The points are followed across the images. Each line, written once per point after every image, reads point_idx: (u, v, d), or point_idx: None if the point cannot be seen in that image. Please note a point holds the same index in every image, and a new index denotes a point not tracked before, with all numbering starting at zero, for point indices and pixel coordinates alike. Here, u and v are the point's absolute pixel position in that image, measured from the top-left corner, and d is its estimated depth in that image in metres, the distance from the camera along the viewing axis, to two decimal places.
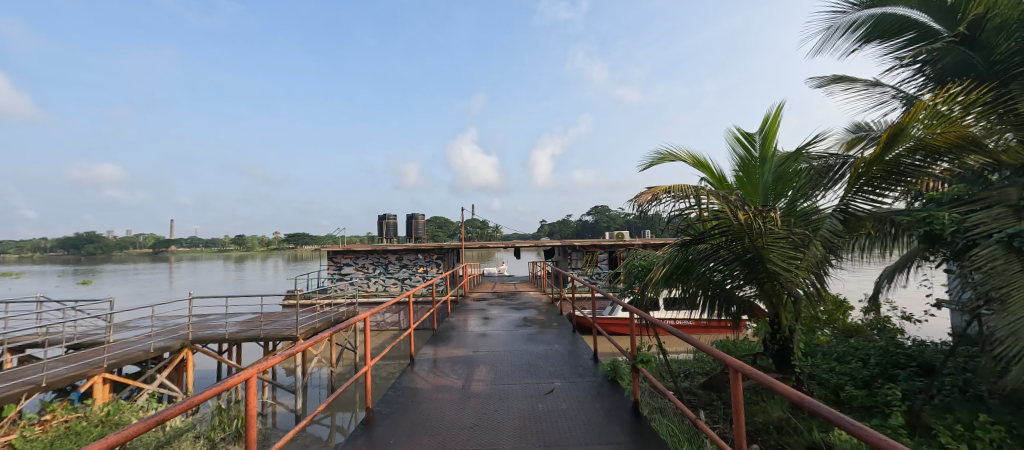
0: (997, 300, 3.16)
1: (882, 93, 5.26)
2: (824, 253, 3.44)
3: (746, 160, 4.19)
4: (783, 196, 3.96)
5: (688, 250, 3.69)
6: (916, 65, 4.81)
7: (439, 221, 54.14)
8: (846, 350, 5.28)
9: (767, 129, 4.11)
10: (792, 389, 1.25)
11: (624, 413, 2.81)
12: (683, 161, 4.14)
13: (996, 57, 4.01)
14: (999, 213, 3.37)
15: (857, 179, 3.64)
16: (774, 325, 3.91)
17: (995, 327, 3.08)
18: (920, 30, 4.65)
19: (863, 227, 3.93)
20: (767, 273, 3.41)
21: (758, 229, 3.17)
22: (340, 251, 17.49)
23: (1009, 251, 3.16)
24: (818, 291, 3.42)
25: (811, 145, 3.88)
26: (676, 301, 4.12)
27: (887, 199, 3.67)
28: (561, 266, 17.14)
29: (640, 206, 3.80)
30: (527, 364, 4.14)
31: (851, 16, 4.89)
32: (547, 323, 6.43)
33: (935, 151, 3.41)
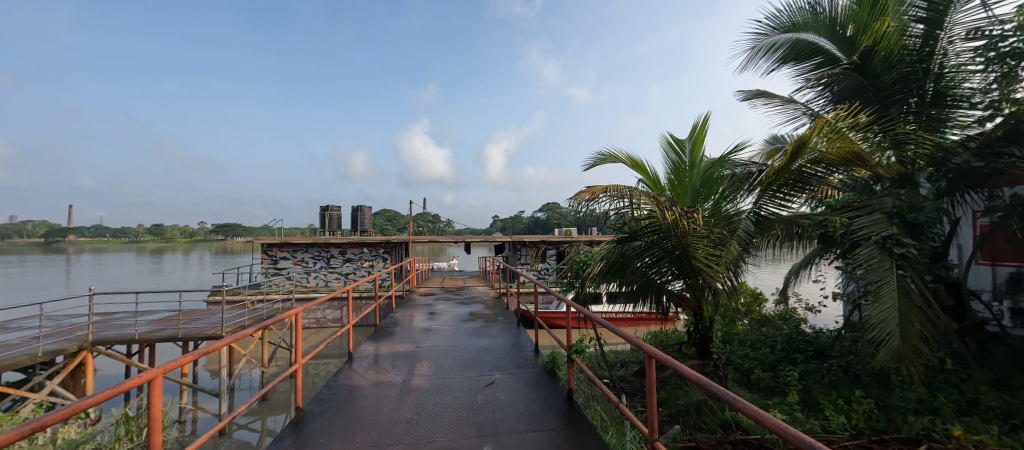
0: (871, 292, 3.75)
1: (795, 109, 5.91)
2: (738, 251, 3.85)
3: (677, 165, 4.52)
4: (710, 198, 4.31)
5: (625, 246, 3.95)
6: (820, 87, 5.45)
7: (388, 213, 52.20)
8: (759, 338, 5.95)
9: (696, 137, 4.48)
10: (695, 373, 1.46)
11: (559, 401, 2.96)
12: (622, 163, 4.37)
13: (882, 84, 4.77)
14: (877, 219, 4.03)
15: (768, 186, 4.07)
16: (697, 317, 4.27)
17: (870, 315, 3.64)
18: (826, 56, 5.20)
19: (773, 228, 4.43)
20: (693, 269, 3.71)
21: (683, 228, 3.45)
22: (275, 243, 16.30)
23: (882, 251, 3.79)
24: (734, 286, 3.80)
25: (732, 153, 4.30)
26: (614, 296, 4.37)
27: (792, 205, 4.15)
28: (510, 262, 17.36)
29: (579, 204, 4.03)
30: (471, 357, 4.19)
31: (772, 38, 5.42)
32: (493, 318, 6.50)
33: (832, 163, 3.90)
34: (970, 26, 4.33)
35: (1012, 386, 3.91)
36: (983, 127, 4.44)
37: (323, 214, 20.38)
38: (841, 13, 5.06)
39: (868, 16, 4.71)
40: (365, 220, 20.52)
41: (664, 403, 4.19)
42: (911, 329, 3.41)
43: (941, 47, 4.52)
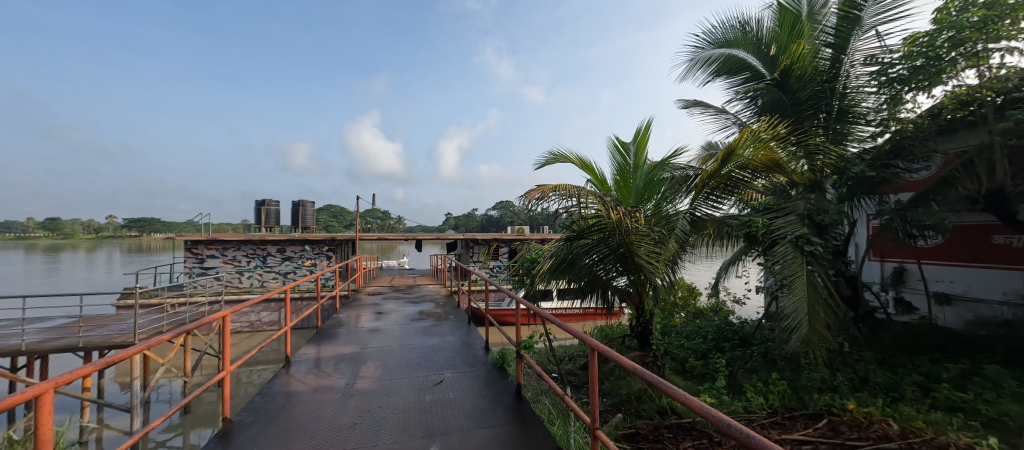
0: (786, 286, 4.21)
1: (726, 118, 6.43)
2: (676, 249, 4.15)
3: (623, 166, 4.74)
4: (651, 199, 4.57)
5: (573, 244, 4.07)
6: (748, 100, 5.98)
7: (333, 210, 49.54)
8: (693, 329, 6.43)
9: (640, 141, 4.73)
10: (634, 364, 1.56)
11: (507, 397, 3.00)
12: (572, 163, 4.50)
13: (798, 99, 5.29)
14: (791, 220, 4.56)
15: (702, 189, 4.41)
16: (638, 311, 4.52)
17: (785, 306, 4.09)
18: (752, 72, 5.70)
19: (707, 228, 4.80)
20: (635, 265, 3.92)
21: (627, 226, 3.63)
22: (202, 240, 14.82)
23: (795, 249, 4.29)
24: (671, 282, 4.08)
25: (672, 158, 4.59)
26: (563, 292, 4.49)
27: (723, 206, 4.52)
28: (462, 260, 17.23)
29: (529, 203, 4.07)
30: (420, 357, 4.11)
31: (708, 52, 5.90)
32: (443, 317, 6.41)
33: (756, 169, 4.30)
34: (866, 53, 5.11)
35: (893, 364, 4.58)
36: (876, 141, 5.22)
37: (259, 209, 18.86)
38: (766, 34, 5.58)
39: (789, 38, 5.28)
40: (307, 216, 19.29)
41: (607, 393, 4.40)
42: (817, 318, 3.88)
43: (845, 70, 5.24)
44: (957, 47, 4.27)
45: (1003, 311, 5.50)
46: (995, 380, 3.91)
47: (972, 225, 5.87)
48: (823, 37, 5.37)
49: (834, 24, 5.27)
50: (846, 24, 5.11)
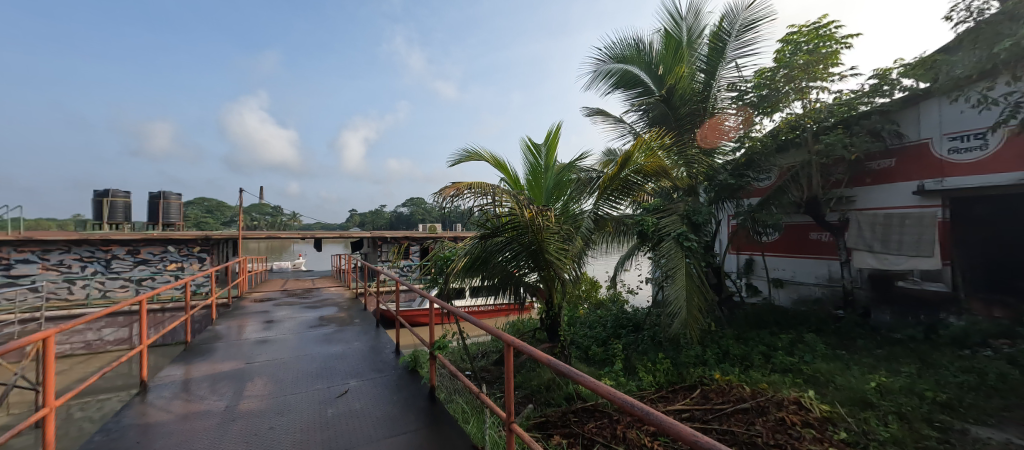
0: (670, 277, 4.82)
1: (623, 127, 7.11)
2: (581, 246, 4.46)
3: (534, 166, 4.92)
4: (560, 199, 4.83)
5: (487, 242, 4.05)
6: (641, 112, 6.68)
7: (208, 204, 42.28)
8: (595, 320, 7.02)
9: (550, 142, 4.97)
10: (546, 355, 1.61)
11: (420, 401, 2.89)
12: (486, 161, 4.51)
13: (680, 115, 6.09)
14: (673, 220, 5.24)
15: (604, 190, 4.79)
16: (548, 305, 4.73)
17: (670, 295, 4.68)
18: (644, 88, 6.39)
19: (607, 227, 5.24)
20: (545, 261, 4.09)
21: (538, 224, 3.78)
22: (7, 241, 11.39)
23: (677, 245, 4.93)
24: (576, 276, 4.37)
25: (578, 160, 4.91)
26: (478, 289, 4.50)
27: (621, 207, 4.96)
28: (369, 260, 16.18)
29: (444, 200, 4.02)
30: (320, 367, 3.73)
31: (608, 66, 6.46)
32: (348, 321, 5.94)
33: (648, 174, 4.82)
34: (727, 81, 6.10)
35: (746, 338, 5.56)
36: (733, 156, 6.35)
37: (100, 201, 15.20)
38: (655, 55, 6.25)
39: (673, 60, 5.99)
40: (172, 211, 16.15)
41: (519, 386, 4.54)
42: (692, 303, 4.55)
43: (713, 94, 6.14)
44: (790, 82, 5.55)
45: (816, 290, 7.06)
46: (812, 346, 5.01)
47: (799, 224, 7.41)
48: (697, 64, 6.21)
49: (706, 53, 6.14)
50: (714, 54, 6.04)
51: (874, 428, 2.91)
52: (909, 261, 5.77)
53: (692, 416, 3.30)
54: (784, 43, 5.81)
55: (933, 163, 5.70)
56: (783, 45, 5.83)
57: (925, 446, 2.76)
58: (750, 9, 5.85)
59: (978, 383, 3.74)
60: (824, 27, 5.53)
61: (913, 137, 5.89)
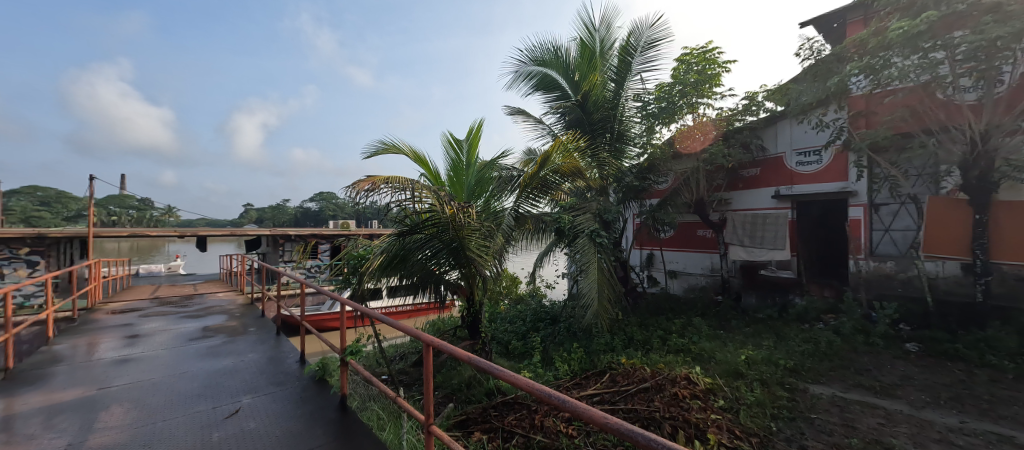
0: (584, 271, 5.14)
1: (542, 128, 7.37)
2: (502, 242, 4.53)
3: (456, 162, 4.85)
4: (481, 196, 4.83)
5: (405, 239, 3.84)
6: (559, 115, 6.99)
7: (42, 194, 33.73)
8: (515, 315, 7.22)
9: (472, 139, 4.94)
10: (466, 352, 1.59)
11: (329, 412, 2.66)
12: (405, 155, 4.31)
13: (594, 119, 6.50)
14: (587, 218, 5.61)
15: (524, 189, 4.90)
16: (469, 303, 4.70)
17: (584, 288, 5.00)
18: (562, 91, 6.69)
19: (527, 224, 5.38)
20: (466, 258, 4.05)
21: (459, 221, 3.73)
22: None
23: (590, 241, 5.29)
24: (496, 272, 4.41)
25: (499, 158, 4.96)
26: (394, 288, 4.27)
27: (540, 205, 5.12)
28: (269, 260, 14.47)
29: (357, 195, 3.70)
30: (202, 385, 3.21)
31: (528, 67, 6.65)
32: (240, 330, 5.21)
33: (565, 174, 5.06)
34: (634, 92, 6.68)
35: (648, 325, 6.18)
36: (638, 161, 6.93)
37: None
38: (572, 61, 6.56)
39: (587, 68, 6.36)
40: None
41: (438, 385, 4.44)
42: (603, 295, 4.92)
43: (622, 102, 6.66)
44: (683, 97, 6.50)
45: (702, 280, 8.14)
46: (699, 329, 5.75)
47: (689, 222, 8.44)
48: (608, 73, 6.67)
49: (617, 64, 6.64)
50: (623, 67, 6.57)
51: (744, 394, 3.45)
52: (768, 253, 6.95)
53: (602, 399, 3.56)
54: (678, 63, 6.60)
55: (787, 172, 6.92)
56: (677, 64, 6.63)
57: (779, 405, 3.35)
58: (652, 29, 6.52)
59: (815, 350, 4.67)
60: (710, 51, 6.41)
61: (773, 150, 7.08)
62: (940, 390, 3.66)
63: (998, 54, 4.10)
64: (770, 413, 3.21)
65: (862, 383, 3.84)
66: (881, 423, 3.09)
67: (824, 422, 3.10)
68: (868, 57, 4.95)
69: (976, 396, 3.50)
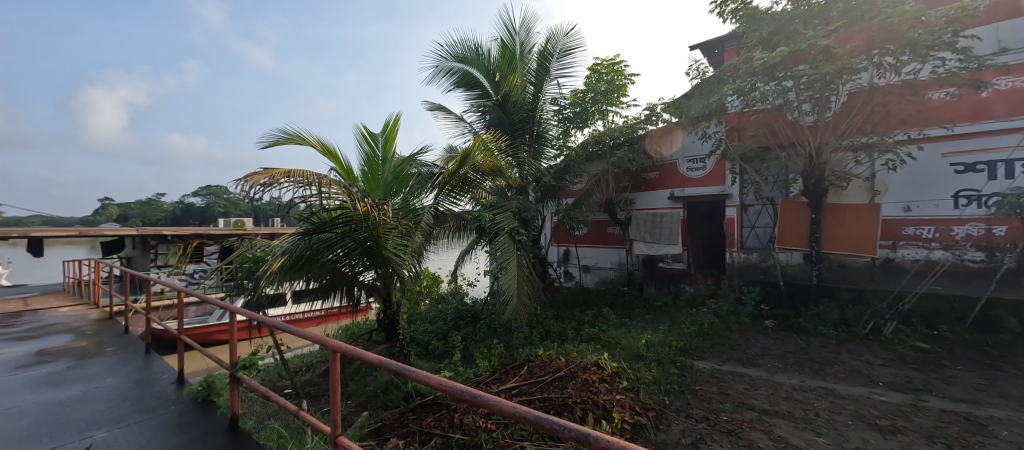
0: (503, 268, 5.26)
1: (463, 125, 7.32)
2: (420, 241, 4.41)
3: (370, 157, 4.58)
4: (399, 193, 4.64)
5: (311, 239, 3.52)
6: (479, 113, 7.01)
7: None
8: (435, 315, 7.12)
9: (388, 133, 4.72)
10: (375, 355, 1.54)
11: (217, 437, 2.34)
12: (311, 146, 3.94)
13: (514, 120, 6.66)
14: (507, 216, 5.76)
15: (444, 187, 4.83)
16: (386, 304, 4.49)
17: (503, 284, 5.11)
18: (483, 90, 6.71)
19: (447, 222, 5.29)
20: (383, 258, 3.86)
21: (374, 219, 3.54)
22: None
23: (510, 239, 5.45)
24: (416, 272, 4.29)
25: (418, 154, 4.81)
26: (301, 293, 3.87)
27: (460, 203, 5.10)
28: (136, 267, 12.13)
29: (251, 189, 3.25)
30: (36, 422, 2.59)
31: (449, 63, 6.55)
32: (94, 351, 4.29)
33: (485, 172, 5.11)
34: (551, 96, 6.98)
35: (564, 317, 6.54)
36: (555, 162, 7.25)
37: None
38: (493, 61, 6.60)
39: (508, 69, 6.47)
40: None
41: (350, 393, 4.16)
42: (522, 290, 5.10)
43: (540, 105, 6.91)
44: (595, 103, 7.06)
45: (611, 273, 8.86)
46: (608, 318, 6.26)
47: (600, 220, 9.13)
48: (528, 76, 6.87)
49: (535, 68, 6.85)
50: (541, 71, 6.83)
51: (644, 374, 3.84)
52: (665, 247, 7.82)
53: (520, 391, 3.69)
54: (591, 71, 7.10)
55: (679, 176, 7.86)
56: (590, 73, 7.15)
57: (671, 381, 3.82)
58: (567, 38, 6.89)
59: (700, 331, 5.40)
60: (618, 63, 7.03)
61: (669, 157, 7.99)
62: (788, 356, 4.49)
63: (827, 87, 5.15)
64: (664, 389, 3.63)
65: (733, 357, 4.54)
66: (747, 388, 3.68)
67: (705, 392, 3.61)
68: (740, 80, 5.84)
69: (811, 359, 4.37)
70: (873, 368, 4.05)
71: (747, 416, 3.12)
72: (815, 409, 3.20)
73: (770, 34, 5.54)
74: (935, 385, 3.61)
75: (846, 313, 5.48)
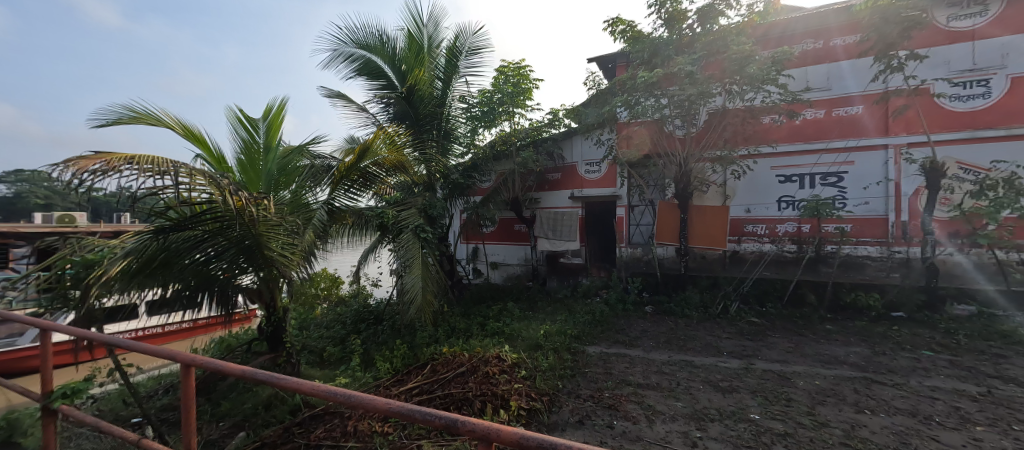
0: (406, 267, 5.12)
1: (366, 116, 6.89)
2: (312, 240, 4.04)
3: (249, 144, 4.04)
4: (287, 186, 4.19)
5: (167, 238, 3.00)
6: (383, 105, 6.66)
7: None
8: (332, 319, 6.62)
9: (271, 120, 4.22)
10: (236, 366, 1.45)
11: None
12: (169, 128, 3.33)
13: (421, 115, 6.49)
14: (411, 213, 5.64)
15: (340, 181, 4.47)
16: (269, 310, 4.02)
17: (407, 284, 4.97)
18: (387, 81, 6.40)
19: (345, 218, 4.91)
20: (265, 259, 3.45)
21: (251, 215, 3.15)
22: None
23: (415, 237, 5.34)
24: (307, 274, 3.96)
25: (310, 144, 4.40)
26: (158, 305, 3.22)
27: (360, 199, 4.79)
28: None
29: (75, 176, 2.59)
30: None
31: (349, 48, 6.09)
32: None
33: (387, 168, 4.89)
34: (459, 94, 6.96)
35: (470, 313, 6.61)
36: (463, 159, 7.26)
37: None
38: (398, 51, 6.34)
39: (414, 61, 6.26)
40: None
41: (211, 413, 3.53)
42: (427, 289, 5.03)
43: (449, 102, 6.84)
44: (502, 105, 7.27)
45: (517, 269, 9.23)
46: (512, 312, 6.51)
47: (507, 218, 9.42)
48: (435, 71, 6.75)
49: (443, 63, 6.76)
50: (449, 67, 6.76)
51: (541, 362, 4.10)
52: (565, 244, 8.41)
53: (421, 390, 3.65)
54: (498, 72, 7.27)
55: (578, 178, 8.52)
56: (497, 74, 7.33)
57: (565, 366, 4.14)
58: (475, 37, 6.94)
59: (592, 319, 5.95)
60: (524, 67, 7.33)
61: (570, 159, 8.60)
62: (660, 336, 5.22)
63: (692, 106, 6.09)
64: (558, 375, 3.92)
65: (618, 340, 5.11)
66: (627, 366, 4.18)
67: (593, 373, 4.00)
68: (627, 94, 6.56)
69: (678, 337, 5.14)
70: (720, 341, 4.92)
71: (625, 391, 3.55)
72: (677, 378, 3.78)
73: (650, 56, 6.33)
74: (760, 350, 4.55)
75: (704, 297, 6.55)
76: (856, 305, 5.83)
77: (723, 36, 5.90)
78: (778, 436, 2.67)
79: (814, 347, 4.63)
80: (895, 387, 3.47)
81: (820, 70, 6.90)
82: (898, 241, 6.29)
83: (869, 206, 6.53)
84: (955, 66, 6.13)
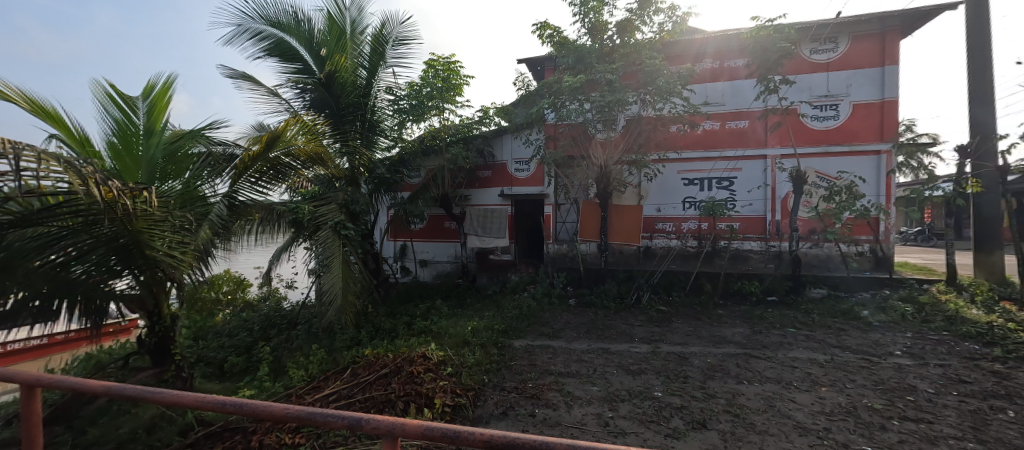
0: (325, 267, 4.77)
1: (278, 102, 6.27)
2: (208, 238, 3.57)
3: (124, 126, 3.45)
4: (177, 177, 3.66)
5: (5, 236, 2.44)
6: (298, 91, 6.11)
7: None
8: (236, 325, 5.93)
9: (154, 100, 3.66)
10: (97, 383, 1.26)
11: None
12: (10, 102, 2.72)
13: (343, 105, 6.09)
14: (329, 209, 5.30)
15: (243, 172, 3.99)
16: (152, 319, 3.47)
17: (325, 284, 4.64)
18: (304, 65, 5.88)
19: (250, 213, 4.40)
20: (146, 261, 2.97)
21: (127, 210, 2.69)
22: None
23: (334, 234, 5.02)
24: (202, 276, 3.49)
25: (206, 130, 3.89)
26: None
27: (269, 193, 4.32)
28: None
29: None
30: None
31: (257, 25, 5.47)
32: None
33: (301, 159, 4.50)
34: (386, 85, 6.65)
35: (396, 313, 6.39)
36: (389, 153, 6.96)
37: None
38: (317, 34, 5.87)
39: (335, 46, 5.85)
40: None
41: (73, 443, 2.97)
42: (348, 289, 4.74)
43: (374, 93, 6.50)
44: (431, 99, 7.10)
45: (447, 266, 9.14)
46: (440, 310, 6.42)
47: (437, 215, 9.25)
48: (360, 59, 6.37)
49: (367, 51, 6.41)
50: (375, 57, 6.42)
51: (467, 358, 4.12)
52: (495, 241, 8.52)
53: (339, 396, 3.45)
54: (426, 66, 7.09)
55: (508, 176, 8.66)
56: (427, 67, 7.14)
57: (491, 361, 4.21)
58: (403, 27, 6.67)
59: (520, 313, 6.12)
60: (454, 63, 7.23)
61: (500, 158, 8.71)
62: (581, 327, 5.54)
63: (611, 112, 6.55)
64: (484, 369, 3.98)
65: (543, 333, 5.33)
66: (550, 357, 4.38)
67: (518, 366, 4.12)
68: (553, 97, 6.83)
69: (597, 327, 5.50)
70: (633, 329, 5.37)
71: (548, 380, 3.73)
72: (594, 365, 4.07)
73: (574, 62, 6.65)
74: (666, 335, 5.07)
75: (621, 288, 7.10)
76: (741, 291, 6.77)
77: (638, 50, 6.44)
78: (676, 409, 3.02)
79: (708, 329, 5.29)
80: (766, 360, 4.11)
81: (717, 87, 7.84)
82: (773, 237, 7.46)
83: (753, 207, 7.60)
84: (816, 92, 7.39)
